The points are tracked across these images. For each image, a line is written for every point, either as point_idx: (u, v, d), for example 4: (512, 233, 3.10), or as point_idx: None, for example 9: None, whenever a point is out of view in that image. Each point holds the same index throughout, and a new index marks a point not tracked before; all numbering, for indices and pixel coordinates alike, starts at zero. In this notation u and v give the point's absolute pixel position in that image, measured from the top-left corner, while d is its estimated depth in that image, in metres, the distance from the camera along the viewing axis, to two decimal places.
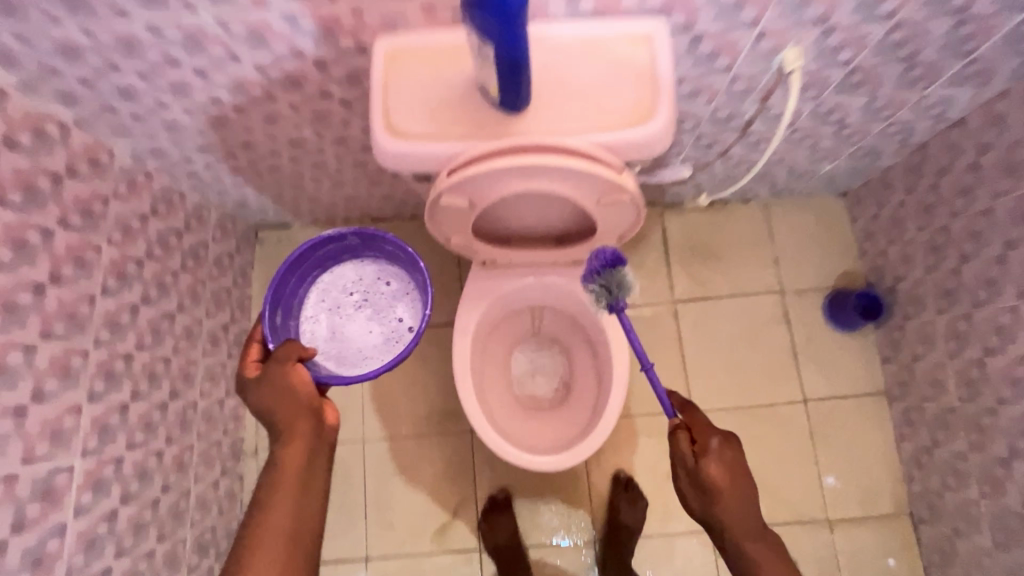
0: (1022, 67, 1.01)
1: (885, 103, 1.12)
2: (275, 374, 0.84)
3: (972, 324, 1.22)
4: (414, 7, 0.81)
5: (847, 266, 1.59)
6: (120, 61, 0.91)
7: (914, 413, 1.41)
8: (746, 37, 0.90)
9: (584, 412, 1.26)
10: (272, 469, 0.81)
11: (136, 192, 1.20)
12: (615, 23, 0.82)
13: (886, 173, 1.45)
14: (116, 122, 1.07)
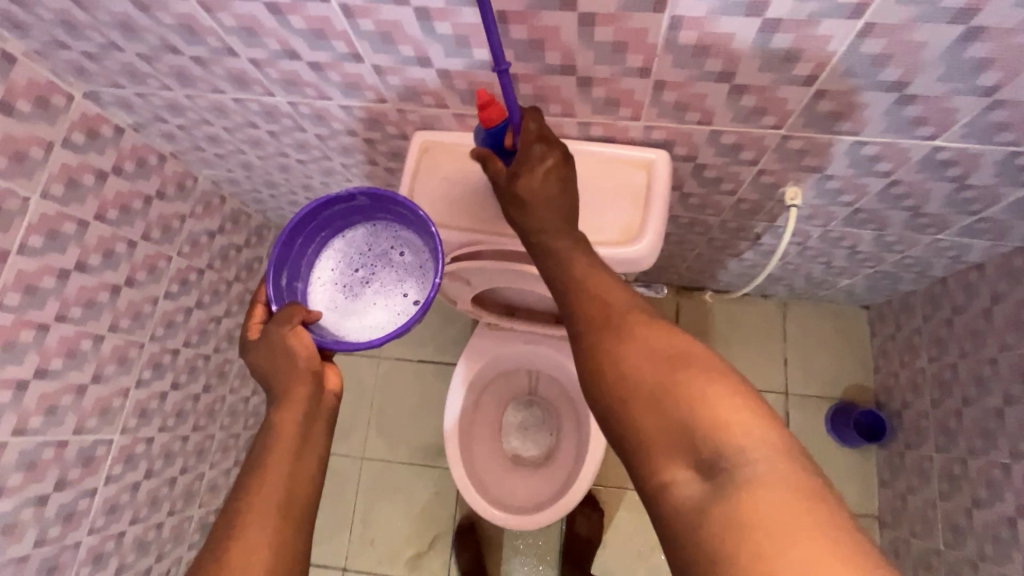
0: None
1: (895, 239, 1.14)
2: (275, 338, 0.78)
3: (966, 471, 1.20)
4: (448, 113, 0.93)
5: (858, 379, 1.58)
6: (211, 118, 1.10)
7: (901, 546, 1.38)
8: (747, 171, 0.96)
9: (560, 477, 1.33)
10: (266, 439, 0.73)
11: (209, 212, 1.41)
12: (620, 150, 0.92)
13: (907, 297, 1.44)
14: (202, 157, 1.28)
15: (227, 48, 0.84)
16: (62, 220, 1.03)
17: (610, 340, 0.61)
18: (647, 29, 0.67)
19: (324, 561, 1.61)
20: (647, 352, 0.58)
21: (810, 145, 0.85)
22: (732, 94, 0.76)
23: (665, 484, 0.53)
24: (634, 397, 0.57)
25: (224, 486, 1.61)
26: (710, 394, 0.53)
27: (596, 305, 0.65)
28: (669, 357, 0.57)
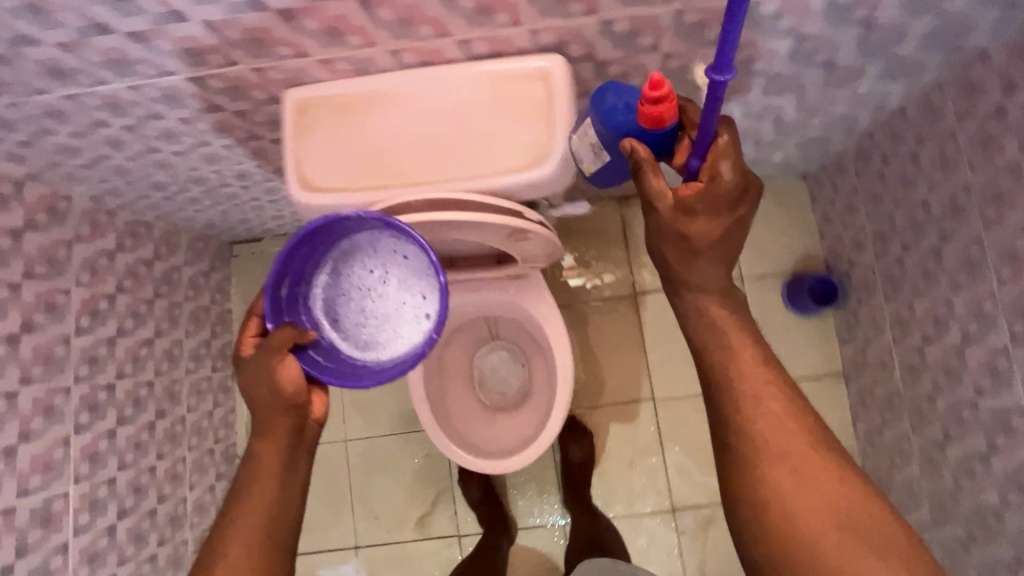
0: (950, 58, 0.97)
1: (817, 101, 1.11)
2: (259, 366, 0.78)
3: (914, 313, 1.24)
4: (312, 62, 0.82)
5: (807, 248, 1.60)
6: (55, 126, 0.95)
7: (868, 395, 1.45)
8: (652, 59, 0.88)
9: (539, 413, 1.32)
10: (246, 470, 0.78)
11: (100, 231, 1.27)
12: (511, 63, 0.83)
13: (840, 157, 1.43)
14: (67, 172, 1.14)
15: (20, 37, 0.71)
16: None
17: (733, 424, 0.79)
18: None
19: (334, 543, 1.62)
20: (770, 438, 0.77)
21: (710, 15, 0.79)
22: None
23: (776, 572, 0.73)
24: (759, 473, 0.77)
25: (213, 503, 1.58)
26: (828, 489, 0.74)
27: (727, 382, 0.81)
28: (784, 440, 0.77)
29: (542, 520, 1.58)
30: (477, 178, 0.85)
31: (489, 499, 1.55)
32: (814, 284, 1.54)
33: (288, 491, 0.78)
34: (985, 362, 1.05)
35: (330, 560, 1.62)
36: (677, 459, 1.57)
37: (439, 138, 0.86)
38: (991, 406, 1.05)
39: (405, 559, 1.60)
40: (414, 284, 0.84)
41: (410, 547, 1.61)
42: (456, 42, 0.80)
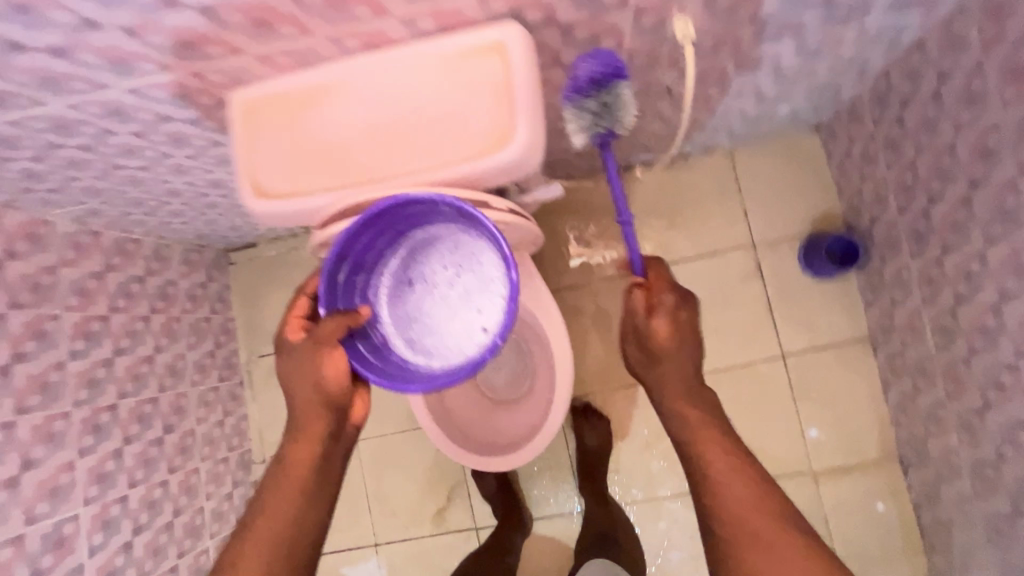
0: None
1: (778, 36, 1.11)
2: (300, 362, 0.89)
3: (973, 210, 1.13)
4: (168, 51, 0.84)
5: (827, 207, 1.66)
6: (20, 139, 1.00)
7: (930, 364, 1.37)
8: None
9: (539, 404, 1.29)
10: (285, 458, 0.91)
11: (84, 253, 1.34)
12: (448, 40, 0.88)
13: (836, 85, 1.42)
14: (20, 185, 1.13)
15: (12, 45, 0.77)
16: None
17: (700, 449, 0.91)
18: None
19: (352, 541, 1.64)
20: (731, 473, 0.88)
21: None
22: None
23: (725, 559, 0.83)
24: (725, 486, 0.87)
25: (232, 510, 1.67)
26: (754, 494, 0.85)
27: (689, 425, 0.94)
28: (738, 477, 0.87)
29: (563, 507, 1.58)
30: (426, 169, 0.92)
31: (503, 490, 1.53)
32: (831, 244, 1.59)
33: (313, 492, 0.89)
34: (878, 319, 1.56)
35: (350, 558, 1.64)
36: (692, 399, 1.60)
37: (387, 128, 0.92)
38: (1017, 321, 1.06)
39: (425, 557, 1.61)
40: (475, 300, 0.98)
41: (429, 542, 1.61)
42: (399, 21, 0.86)
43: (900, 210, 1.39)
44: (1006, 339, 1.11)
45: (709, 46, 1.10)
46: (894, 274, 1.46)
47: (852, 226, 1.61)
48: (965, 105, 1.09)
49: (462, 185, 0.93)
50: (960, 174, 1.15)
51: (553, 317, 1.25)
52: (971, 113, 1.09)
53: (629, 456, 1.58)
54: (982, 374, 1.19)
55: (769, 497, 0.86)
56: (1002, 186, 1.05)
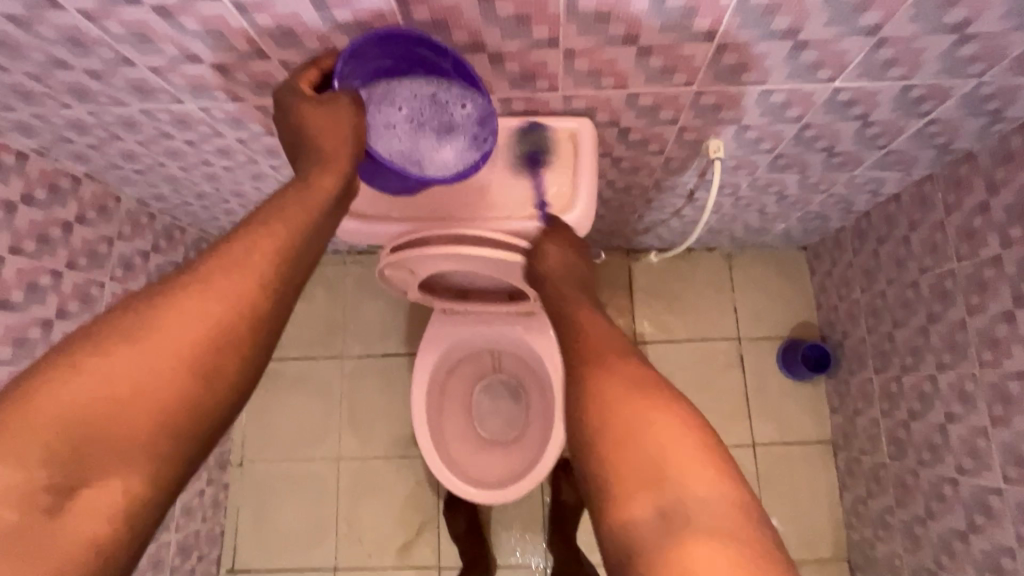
0: (802, 133, 0.99)
1: (817, 180, 1.20)
2: (341, 113, 0.73)
3: (937, 387, 1.18)
4: (278, 67, 0.82)
5: (804, 317, 1.67)
6: (73, 103, 0.93)
7: (881, 471, 1.37)
8: (790, 128, 0.97)
9: (531, 448, 1.37)
10: (272, 209, 0.68)
11: (106, 216, 1.26)
12: (542, 122, 0.92)
13: (838, 234, 1.53)
14: (75, 150, 1.09)
15: (122, 58, 0.80)
16: (49, 225, 1.11)
17: (589, 369, 0.70)
18: (695, 55, 0.77)
19: (314, 563, 1.62)
20: (614, 399, 0.65)
21: (815, 123, 0.96)
22: (695, 96, 0.88)
23: (619, 517, 0.59)
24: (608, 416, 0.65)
25: (199, 508, 1.56)
26: (658, 435, 0.62)
27: (573, 332, 0.77)
28: (631, 398, 0.65)
29: (527, 559, 1.60)
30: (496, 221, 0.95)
31: (473, 532, 1.57)
32: (809, 350, 1.58)
33: (287, 274, 0.66)
34: (840, 428, 1.55)
35: None
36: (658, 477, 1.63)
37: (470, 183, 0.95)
38: (972, 485, 1.10)
39: None
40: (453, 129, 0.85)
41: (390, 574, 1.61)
42: (498, 99, 0.89)
43: (867, 332, 1.42)
44: (960, 506, 1.13)
45: (759, 178, 1.19)
46: (864, 426, 1.44)
47: (827, 336, 1.61)
48: (928, 252, 1.19)
49: (525, 239, 0.97)
50: (930, 355, 1.20)
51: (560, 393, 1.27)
52: (942, 304, 1.16)
53: None
54: (935, 537, 1.20)
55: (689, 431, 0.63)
56: (966, 375, 1.10)
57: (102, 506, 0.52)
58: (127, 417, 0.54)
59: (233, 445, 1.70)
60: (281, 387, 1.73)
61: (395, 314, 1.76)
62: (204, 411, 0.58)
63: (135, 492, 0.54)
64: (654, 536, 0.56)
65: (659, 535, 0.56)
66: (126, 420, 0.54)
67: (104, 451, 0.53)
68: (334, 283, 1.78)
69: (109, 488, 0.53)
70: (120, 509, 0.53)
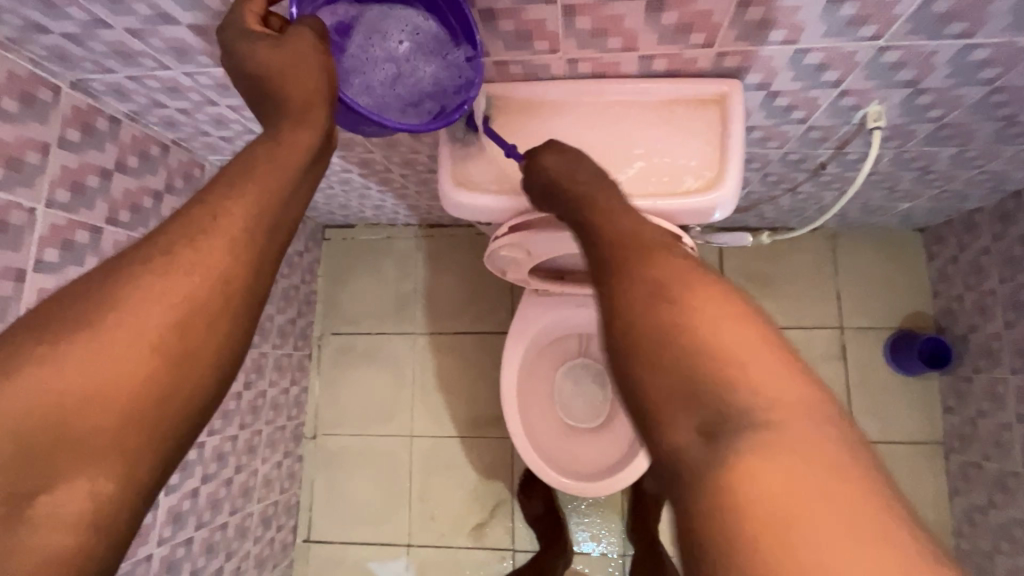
0: (989, 98, 0.84)
1: (976, 154, 1.04)
2: (306, 52, 0.60)
3: None
4: None
5: (917, 306, 1.52)
6: (172, 64, 0.87)
7: (1011, 480, 1.25)
8: (975, 92, 0.83)
9: (622, 439, 1.30)
10: (238, 166, 0.55)
11: (192, 185, 1.22)
12: (683, 85, 0.81)
13: (972, 215, 1.36)
14: (166, 116, 1.04)
15: None
16: (141, 194, 1.08)
17: (620, 278, 0.51)
18: (900, 1, 0.64)
19: (386, 538, 1.62)
20: (708, 318, 0.45)
21: (1009, 87, 0.81)
22: (877, 52, 0.74)
23: (669, 446, 0.42)
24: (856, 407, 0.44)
25: (278, 479, 1.57)
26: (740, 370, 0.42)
27: (615, 238, 0.55)
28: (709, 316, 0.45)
29: (603, 547, 1.56)
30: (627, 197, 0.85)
31: (550, 517, 1.52)
32: (925, 344, 1.44)
33: (260, 243, 0.52)
34: (955, 429, 1.42)
35: (378, 553, 1.62)
36: None
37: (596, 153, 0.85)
38: None
39: (455, 566, 1.59)
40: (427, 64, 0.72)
41: (463, 554, 1.59)
42: (638, 57, 0.78)
43: (1004, 327, 1.27)
44: None
45: (907, 151, 1.05)
46: (990, 430, 1.31)
47: (946, 328, 1.46)
48: None
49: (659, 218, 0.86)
50: None
51: None
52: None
53: None
54: None
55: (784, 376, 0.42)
56: None
57: (63, 517, 0.40)
58: (84, 413, 0.43)
59: (306, 418, 1.70)
60: (352, 362, 1.71)
61: (469, 291, 1.70)
62: (176, 405, 0.46)
63: (103, 494, 0.42)
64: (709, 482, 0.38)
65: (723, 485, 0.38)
66: (84, 416, 0.43)
67: (61, 451, 0.42)
68: (408, 257, 1.73)
69: (70, 492, 0.41)
70: (90, 515, 0.41)
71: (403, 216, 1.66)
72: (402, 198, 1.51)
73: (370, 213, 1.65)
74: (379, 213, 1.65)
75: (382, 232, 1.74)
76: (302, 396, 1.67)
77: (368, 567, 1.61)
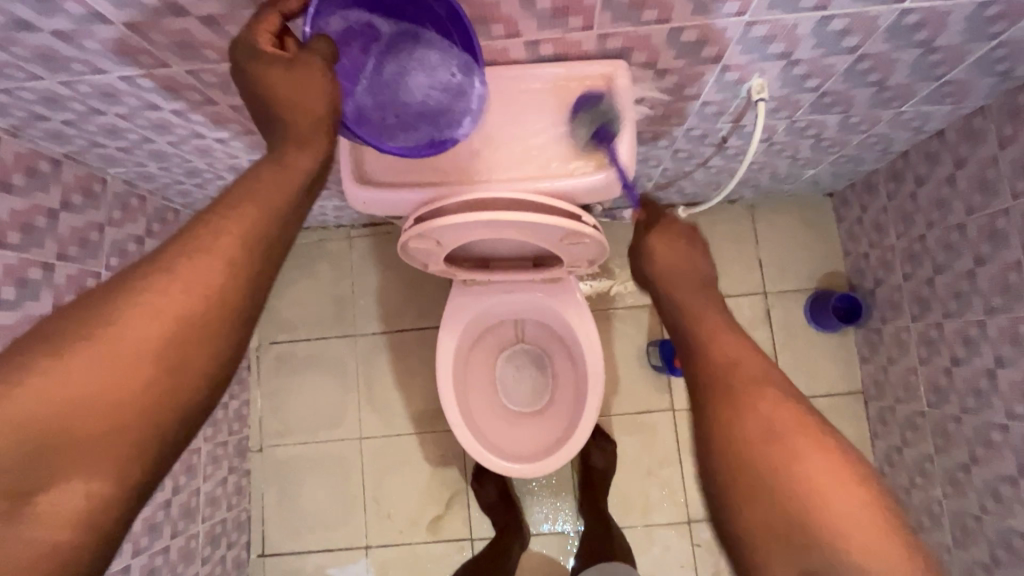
0: (858, 65, 0.90)
1: (860, 119, 1.12)
2: (311, 77, 0.59)
3: (984, 332, 1.14)
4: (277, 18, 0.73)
5: (831, 267, 1.61)
6: (42, 73, 0.83)
7: (918, 418, 1.35)
8: (843, 60, 0.88)
9: (563, 417, 1.33)
10: (241, 186, 0.56)
11: (93, 201, 1.16)
12: (571, 68, 0.83)
13: (870, 177, 1.45)
14: (52, 130, 0.99)
15: (94, 14, 0.70)
16: (32, 214, 1.02)
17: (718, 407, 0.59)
18: None
19: (344, 542, 1.60)
20: (795, 449, 0.55)
21: (872, 54, 0.87)
22: (745, 27, 0.78)
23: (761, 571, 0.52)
24: (739, 467, 0.56)
25: (224, 497, 1.53)
26: (821, 482, 0.53)
27: (713, 359, 0.62)
28: (799, 427, 0.56)
29: (557, 525, 1.59)
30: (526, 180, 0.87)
31: (503, 504, 1.54)
32: (839, 301, 1.53)
33: (256, 265, 0.54)
34: (871, 377, 1.52)
35: (336, 558, 1.60)
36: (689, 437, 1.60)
37: (494, 138, 0.86)
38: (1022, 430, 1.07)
39: (415, 561, 1.59)
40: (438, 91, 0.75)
41: (423, 549, 1.60)
42: (523, 42, 0.79)
43: (903, 279, 1.37)
44: (1009, 451, 1.10)
45: (798, 120, 1.11)
46: (899, 375, 1.41)
47: (857, 285, 1.56)
48: (977, 190, 1.12)
49: (559, 199, 0.89)
50: (978, 299, 1.15)
51: (593, 360, 1.22)
52: (992, 246, 1.10)
53: (632, 481, 1.59)
54: (980, 482, 1.18)
55: (838, 462, 0.54)
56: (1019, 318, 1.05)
57: (60, 517, 0.43)
58: (85, 421, 0.45)
59: (250, 432, 1.66)
60: (293, 370, 1.68)
61: (407, 288, 1.69)
62: (174, 417, 0.48)
63: (101, 497, 0.45)
64: None
65: None
66: (84, 425, 0.45)
67: (61, 455, 0.44)
68: (342, 259, 1.70)
69: (70, 494, 0.44)
70: (86, 517, 0.44)
71: (333, 217, 1.63)
72: (326, 200, 1.49)
73: None
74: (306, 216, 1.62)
75: (313, 236, 1.71)
76: (243, 410, 1.63)
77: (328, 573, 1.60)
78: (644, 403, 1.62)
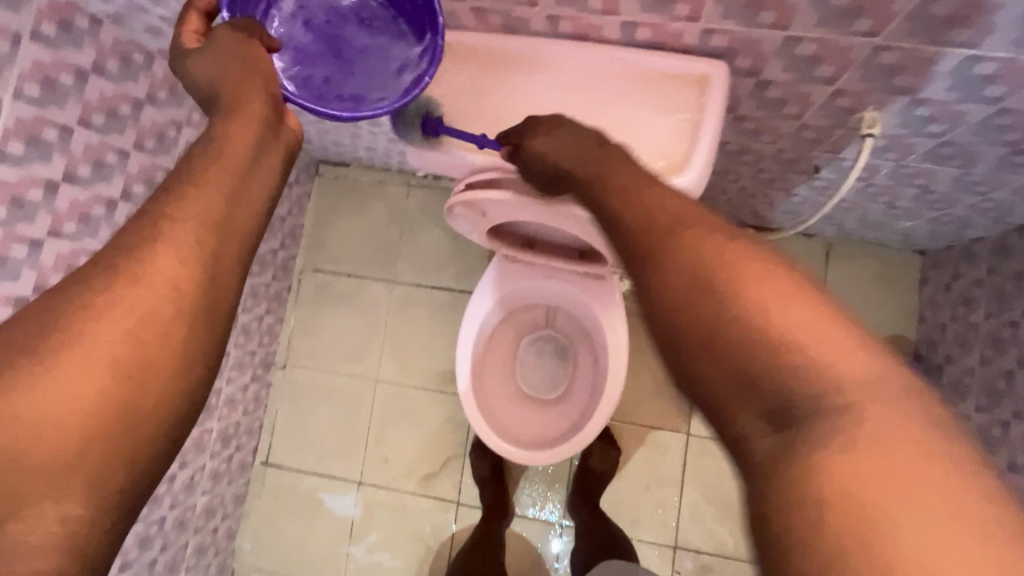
0: (996, 118, 0.78)
1: (979, 179, 0.99)
2: (231, 50, 0.62)
3: None
4: None
5: (900, 329, 1.47)
6: None
7: None
8: (980, 110, 0.77)
9: (573, 415, 1.31)
10: (188, 166, 0.55)
11: (176, 99, 1.20)
12: (664, 61, 0.76)
13: (973, 244, 1.30)
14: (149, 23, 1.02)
15: None
16: (118, 100, 1.06)
17: (649, 256, 0.52)
18: None
19: (340, 473, 1.67)
20: (752, 285, 0.46)
21: (1017, 109, 0.75)
22: (873, 51, 0.69)
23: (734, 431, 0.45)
24: (688, 324, 0.48)
25: (242, 402, 1.61)
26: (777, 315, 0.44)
27: (638, 209, 0.54)
28: (734, 262, 0.48)
29: (541, 513, 1.59)
30: None
31: (494, 479, 1.56)
32: None
33: (217, 254, 0.53)
34: None
35: (329, 485, 1.68)
36: (698, 464, 1.55)
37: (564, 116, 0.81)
38: None
39: (401, 509, 1.65)
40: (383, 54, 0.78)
41: (410, 499, 1.65)
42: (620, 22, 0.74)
43: (979, 363, 1.24)
44: None
45: (906, 166, 0.99)
46: None
47: (922, 355, 1.42)
48: None
49: None
50: None
51: (616, 366, 1.18)
52: None
53: (627, 492, 1.56)
54: None
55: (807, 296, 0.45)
56: None
57: (36, 543, 0.41)
58: (33, 445, 0.43)
59: (277, 348, 1.73)
60: (329, 301, 1.73)
61: (451, 247, 1.69)
62: (142, 421, 0.47)
63: (76, 516, 0.43)
64: (780, 456, 0.42)
65: (787, 458, 0.41)
66: (38, 444, 0.43)
67: (21, 482, 0.42)
68: (396, 204, 1.72)
69: (41, 520, 0.42)
70: (67, 539, 0.43)
71: (396, 162, 1.64)
72: (393, 144, 1.49)
73: (363, 154, 1.63)
74: (371, 155, 1.63)
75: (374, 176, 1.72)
76: (276, 326, 1.70)
77: (320, 497, 1.68)
78: (659, 419, 1.57)
